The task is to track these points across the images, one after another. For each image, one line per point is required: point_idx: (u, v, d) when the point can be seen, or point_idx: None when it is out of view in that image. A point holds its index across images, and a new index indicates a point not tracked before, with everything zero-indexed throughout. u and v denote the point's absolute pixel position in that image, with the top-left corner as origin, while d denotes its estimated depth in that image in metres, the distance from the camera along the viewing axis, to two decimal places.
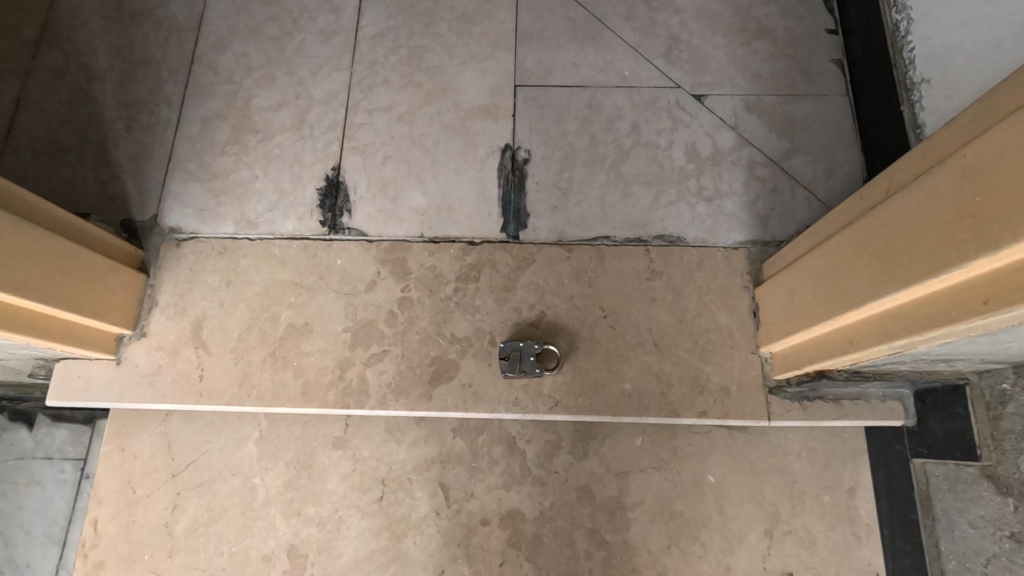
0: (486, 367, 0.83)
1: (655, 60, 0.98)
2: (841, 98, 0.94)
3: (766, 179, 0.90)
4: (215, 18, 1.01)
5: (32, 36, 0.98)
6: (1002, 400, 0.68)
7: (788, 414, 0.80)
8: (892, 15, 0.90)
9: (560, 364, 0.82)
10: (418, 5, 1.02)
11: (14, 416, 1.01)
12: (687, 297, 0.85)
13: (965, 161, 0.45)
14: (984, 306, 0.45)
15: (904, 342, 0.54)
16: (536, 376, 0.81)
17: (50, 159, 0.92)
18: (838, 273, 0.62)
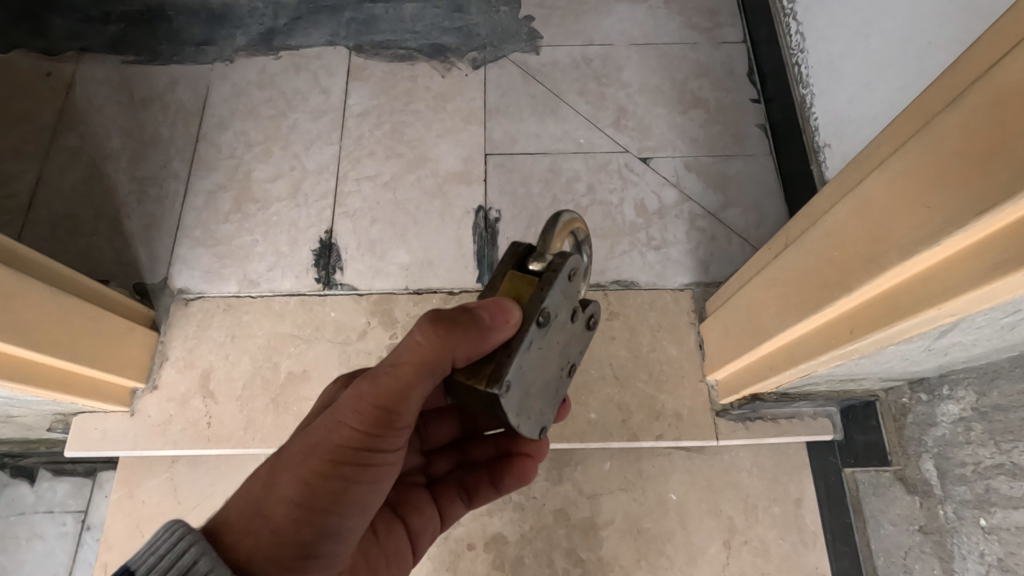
0: (553, 345, 0.52)
1: (606, 128, 1.13)
2: (766, 159, 1.10)
3: (705, 229, 1.05)
4: (217, 101, 1.15)
5: (51, 121, 1.13)
6: (904, 412, 0.82)
7: (734, 433, 0.91)
8: (800, 90, 1.05)
9: (562, 217, 0.53)
10: (398, 86, 1.16)
11: (16, 472, 1.08)
12: (641, 334, 0.97)
13: (827, 223, 0.58)
14: (852, 335, 0.57)
15: (806, 365, 0.66)
16: (527, 254, 0.53)
17: (68, 230, 1.04)
18: (757, 310, 0.74)
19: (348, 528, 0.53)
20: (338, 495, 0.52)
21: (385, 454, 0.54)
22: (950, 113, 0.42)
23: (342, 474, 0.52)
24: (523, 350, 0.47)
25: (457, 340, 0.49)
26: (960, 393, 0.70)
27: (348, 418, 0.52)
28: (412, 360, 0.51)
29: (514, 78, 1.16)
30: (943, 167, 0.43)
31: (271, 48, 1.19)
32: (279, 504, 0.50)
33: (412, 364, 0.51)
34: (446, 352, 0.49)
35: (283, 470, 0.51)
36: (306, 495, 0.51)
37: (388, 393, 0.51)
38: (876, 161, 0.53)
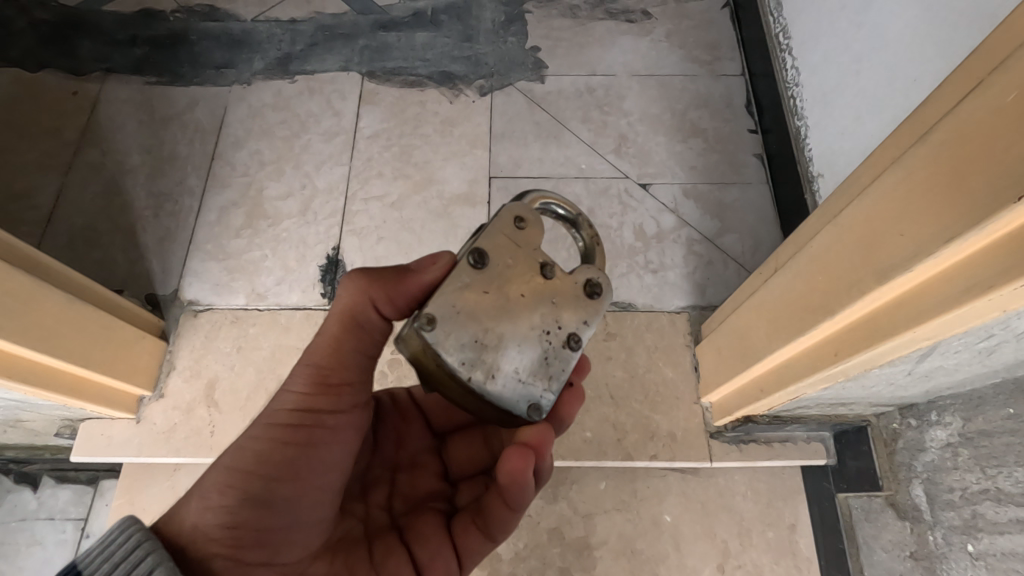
0: (515, 299, 0.52)
1: (607, 155, 1.16)
2: (762, 188, 1.13)
3: (702, 253, 1.07)
4: (233, 121, 1.20)
5: (75, 137, 1.18)
6: (894, 437, 0.83)
7: (727, 455, 0.93)
8: (795, 122, 1.09)
9: (528, 193, 0.56)
10: (407, 110, 1.20)
11: (19, 478, 1.08)
12: (638, 355, 0.99)
13: (812, 250, 0.60)
14: (838, 356, 0.59)
15: (794, 388, 0.68)
16: None
17: (85, 242, 1.08)
18: (748, 333, 0.76)
19: (283, 497, 0.54)
20: (273, 456, 0.55)
21: (323, 416, 0.56)
22: (922, 146, 0.45)
23: (278, 436, 0.55)
24: (443, 286, 0.52)
25: (376, 282, 0.55)
26: (947, 418, 0.71)
27: (288, 384, 0.57)
28: (338, 318, 0.57)
29: (519, 105, 1.20)
30: (915, 196, 0.45)
31: (287, 72, 1.25)
32: (215, 468, 0.55)
33: (338, 322, 0.57)
34: (363, 296, 0.56)
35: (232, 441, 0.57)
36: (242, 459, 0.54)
37: (319, 351, 0.57)
38: (857, 190, 0.55)
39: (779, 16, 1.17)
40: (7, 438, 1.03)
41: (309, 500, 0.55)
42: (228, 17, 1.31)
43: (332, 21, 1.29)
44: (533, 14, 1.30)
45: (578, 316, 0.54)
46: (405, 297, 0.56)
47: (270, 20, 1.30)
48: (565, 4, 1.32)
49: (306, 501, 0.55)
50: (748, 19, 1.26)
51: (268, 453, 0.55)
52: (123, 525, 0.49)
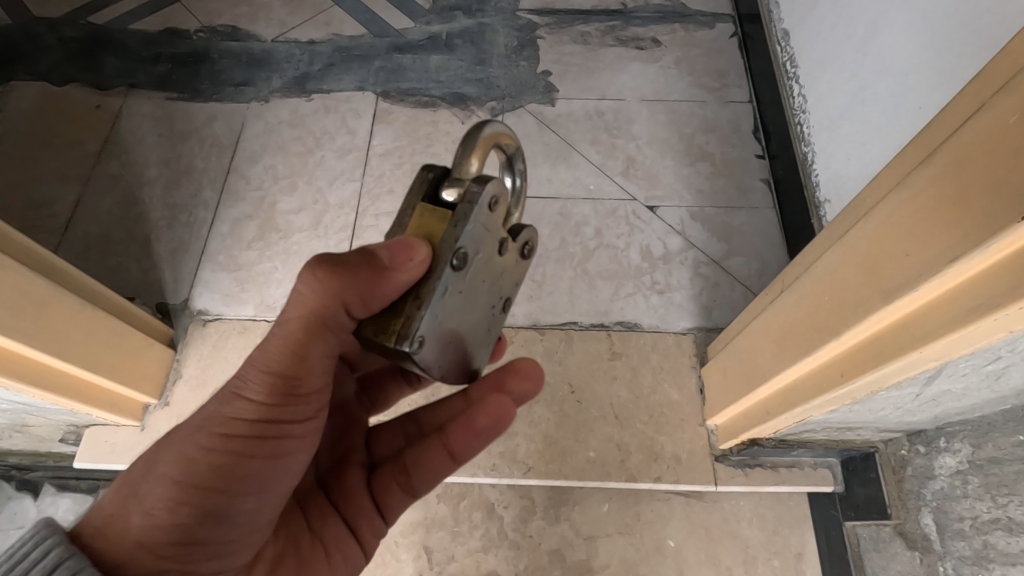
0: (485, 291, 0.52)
1: (616, 177, 1.18)
2: (769, 212, 1.14)
3: (709, 276, 1.08)
4: (249, 137, 1.23)
5: (95, 149, 1.21)
6: (903, 464, 0.82)
7: (732, 479, 0.91)
8: (801, 147, 1.10)
9: (484, 130, 0.48)
10: (420, 129, 1.23)
11: (21, 485, 1.06)
12: (643, 376, 0.98)
13: (818, 271, 0.61)
14: (842, 379, 0.59)
15: (800, 410, 0.68)
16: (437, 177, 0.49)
17: (100, 250, 1.10)
18: (754, 355, 0.76)
19: (241, 509, 0.51)
20: (226, 471, 0.50)
21: (290, 425, 0.52)
22: (924, 169, 0.46)
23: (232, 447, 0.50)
24: (435, 292, 0.46)
25: (348, 281, 0.47)
26: (956, 445, 0.70)
27: (243, 389, 0.51)
28: (299, 315, 0.49)
29: (530, 127, 1.23)
30: (920, 216, 0.46)
31: (304, 90, 1.28)
32: (157, 482, 0.49)
33: (300, 320, 0.49)
34: (333, 299, 0.48)
35: (166, 446, 0.51)
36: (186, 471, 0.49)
37: (280, 355, 0.50)
38: (862, 212, 0.56)
39: (786, 46, 1.19)
40: (11, 443, 1.03)
41: (269, 507, 0.53)
42: (249, 37, 1.35)
43: (349, 42, 1.33)
44: (545, 39, 1.33)
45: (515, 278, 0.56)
46: (379, 300, 0.47)
47: (289, 41, 1.34)
48: (576, 30, 1.35)
49: (265, 508, 0.53)
50: (756, 48, 1.29)
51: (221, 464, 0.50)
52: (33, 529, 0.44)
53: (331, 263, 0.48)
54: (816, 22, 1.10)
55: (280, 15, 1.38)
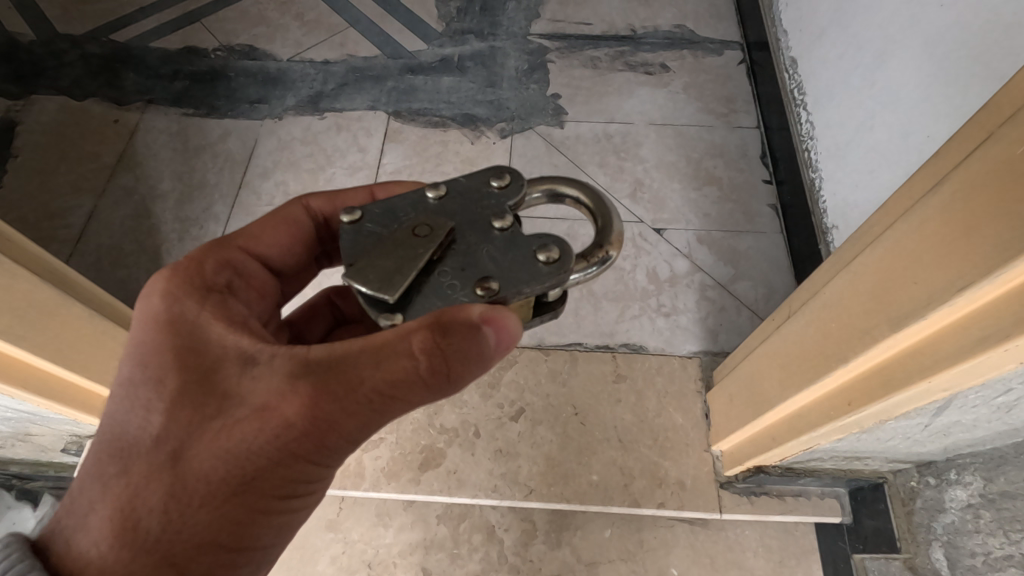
0: None
1: (623, 199, 1.18)
2: (776, 237, 1.14)
3: (715, 299, 1.07)
4: (262, 153, 1.25)
5: (111, 162, 1.23)
6: (912, 496, 0.80)
7: (738, 507, 0.90)
8: (809, 173, 1.11)
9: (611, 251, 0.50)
10: (430, 149, 1.24)
11: (21, 495, 1.05)
12: (648, 400, 0.97)
13: (827, 297, 0.60)
14: (848, 407, 0.58)
15: (806, 437, 0.67)
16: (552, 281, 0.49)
17: (111, 262, 1.12)
18: (760, 380, 0.75)
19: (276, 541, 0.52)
20: (276, 519, 0.49)
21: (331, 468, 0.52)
22: (932, 198, 0.46)
23: (285, 500, 0.48)
24: None
25: (460, 372, 0.45)
26: (967, 478, 0.69)
27: (304, 454, 0.46)
28: (397, 390, 0.44)
29: (539, 148, 1.24)
30: (928, 246, 0.45)
31: (317, 109, 1.30)
32: (201, 541, 0.45)
33: (395, 394, 0.45)
34: (442, 390, 0.46)
35: (209, 504, 0.45)
36: (239, 528, 0.46)
37: (359, 426, 0.46)
38: (869, 239, 0.56)
39: (794, 73, 1.20)
40: (12, 453, 1.01)
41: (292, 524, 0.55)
42: (266, 56, 1.38)
43: (363, 63, 1.36)
44: (555, 63, 1.35)
45: (463, 220, 0.50)
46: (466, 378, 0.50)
47: (305, 60, 1.37)
48: (586, 55, 1.37)
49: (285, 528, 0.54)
50: (763, 75, 1.30)
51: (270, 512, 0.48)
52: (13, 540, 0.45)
53: (445, 351, 0.44)
54: (823, 51, 1.11)
55: (297, 36, 1.41)
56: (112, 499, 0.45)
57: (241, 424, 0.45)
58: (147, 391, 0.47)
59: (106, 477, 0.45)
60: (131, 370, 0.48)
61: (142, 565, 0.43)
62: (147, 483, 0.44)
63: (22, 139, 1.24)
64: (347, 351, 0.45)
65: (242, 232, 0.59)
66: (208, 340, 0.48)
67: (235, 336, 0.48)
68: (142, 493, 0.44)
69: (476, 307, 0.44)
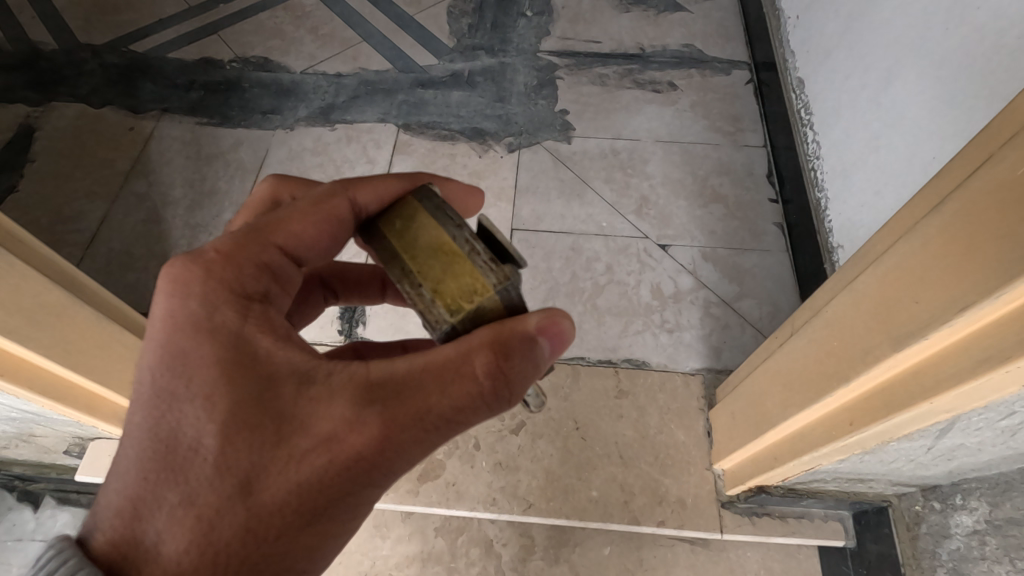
0: None
1: (628, 215, 1.19)
2: (782, 256, 1.14)
3: (719, 316, 1.07)
4: (273, 163, 1.27)
5: (125, 168, 1.25)
6: (917, 520, 0.78)
7: (740, 528, 0.89)
8: (815, 193, 1.11)
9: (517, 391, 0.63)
10: (438, 161, 1.26)
11: (23, 496, 1.05)
12: (650, 416, 0.97)
13: (830, 315, 0.59)
14: (850, 427, 0.58)
15: (808, 457, 0.66)
16: None
17: (121, 266, 1.13)
18: (762, 398, 0.75)
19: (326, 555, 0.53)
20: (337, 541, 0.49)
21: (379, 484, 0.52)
22: (933, 219, 0.45)
23: (347, 524, 0.48)
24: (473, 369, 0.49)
25: (517, 390, 0.46)
26: (973, 503, 0.67)
27: (371, 480, 0.46)
28: (461, 411, 0.45)
29: (545, 163, 1.25)
30: (931, 267, 0.45)
31: (328, 120, 1.32)
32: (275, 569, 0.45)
33: (458, 415, 0.45)
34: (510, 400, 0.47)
35: (281, 531, 0.44)
36: (306, 554, 0.46)
37: (423, 449, 0.46)
38: (871, 258, 0.56)
39: (802, 93, 1.21)
40: (16, 454, 1.02)
41: None
42: (280, 68, 1.40)
43: (374, 76, 1.38)
44: (564, 80, 1.37)
45: None
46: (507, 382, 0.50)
47: (318, 73, 1.39)
48: (595, 72, 1.39)
49: None
50: (771, 95, 1.31)
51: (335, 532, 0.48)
52: (49, 547, 0.43)
53: (507, 373, 0.44)
54: (831, 72, 1.12)
55: (311, 49, 1.44)
56: (184, 530, 0.43)
57: (308, 451, 0.44)
58: (199, 411, 0.45)
59: (168, 508, 0.44)
60: (176, 384, 0.46)
61: None
62: (219, 514, 0.43)
63: (40, 145, 1.27)
64: (409, 373, 0.45)
65: (274, 221, 0.53)
66: (257, 357, 0.46)
67: (286, 352, 0.47)
68: (211, 522, 0.43)
69: (534, 318, 0.44)
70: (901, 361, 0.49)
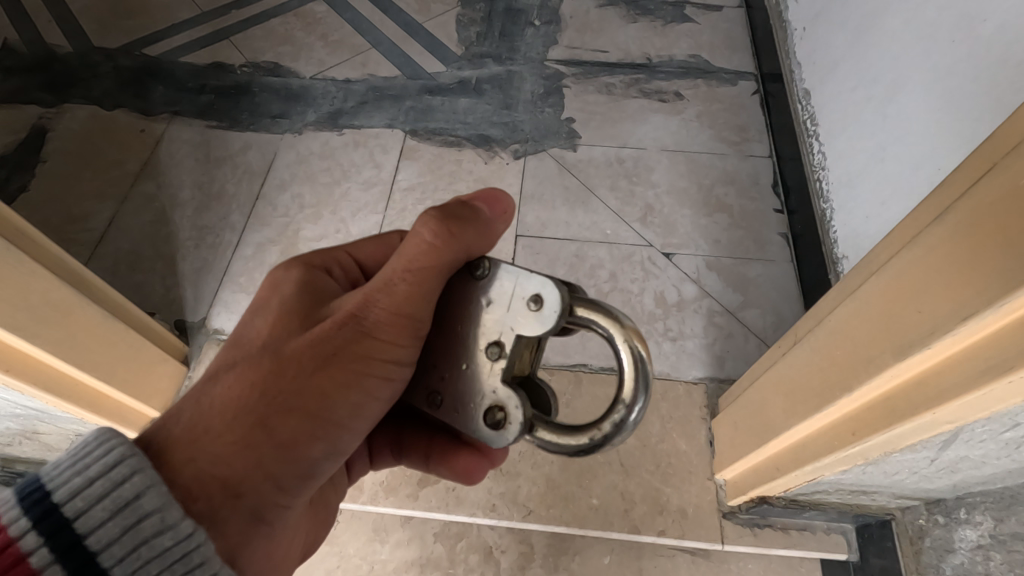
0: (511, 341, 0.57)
1: (633, 223, 1.19)
2: (786, 266, 1.14)
3: (723, 326, 1.07)
4: (281, 166, 1.28)
5: (135, 169, 1.27)
6: (921, 535, 0.77)
7: (740, 539, 0.88)
8: (820, 204, 1.10)
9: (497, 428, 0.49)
10: (444, 167, 1.26)
11: None
12: (651, 424, 0.96)
13: (832, 324, 0.59)
14: (853, 437, 0.58)
15: (810, 467, 0.66)
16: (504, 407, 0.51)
17: (128, 266, 1.14)
18: (765, 408, 0.74)
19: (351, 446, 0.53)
20: (357, 409, 0.51)
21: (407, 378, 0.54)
22: (937, 226, 0.45)
23: (363, 391, 0.51)
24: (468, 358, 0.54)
25: (466, 239, 0.49)
26: (977, 517, 0.67)
27: (380, 334, 0.49)
28: (428, 262, 0.48)
29: (551, 170, 1.25)
30: (934, 274, 0.45)
31: (336, 125, 1.33)
32: (289, 415, 0.48)
33: (430, 267, 0.49)
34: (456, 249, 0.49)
35: (296, 376, 0.48)
36: (322, 407, 0.49)
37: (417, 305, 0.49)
38: (874, 267, 0.56)
39: (807, 104, 1.21)
40: (17, 451, 1.01)
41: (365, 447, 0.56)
42: (290, 73, 1.42)
43: (383, 82, 1.39)
44: (570, 88, 1.38)
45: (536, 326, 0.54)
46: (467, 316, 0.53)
47: (327, 78, 1.41)
48: (601, 81, 1.39)
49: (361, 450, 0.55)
50: (777, 106, 1.31)
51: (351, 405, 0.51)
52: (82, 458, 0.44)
53: (447, 217, 0.49)
54: (837, 83, 1.12)
55: (321, 55, 1.46)
56: (220, 386, 0.48)
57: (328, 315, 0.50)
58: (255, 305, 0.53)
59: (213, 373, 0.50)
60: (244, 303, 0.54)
61: (242, 428, 0.47)
62: (250, 366, 0.49)
63: (52, 146, 1.29)
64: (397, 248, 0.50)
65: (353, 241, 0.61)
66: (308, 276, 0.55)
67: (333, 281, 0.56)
68: (239, 376, 0.48)
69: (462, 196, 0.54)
70: (903, 370, 0.49)
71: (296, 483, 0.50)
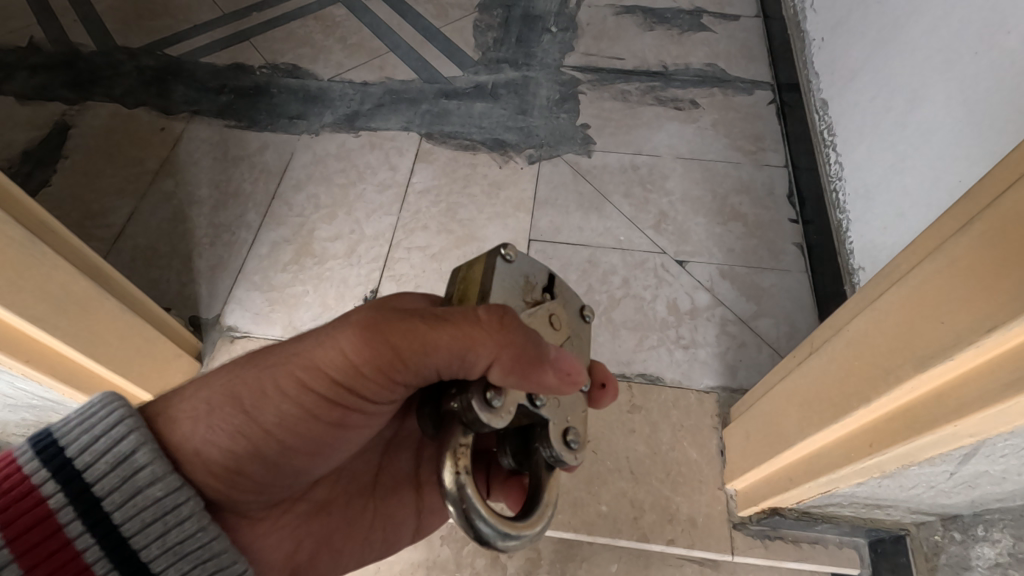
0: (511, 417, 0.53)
1: (646, 230, 1.19)
2: (801, 276, 1.13)
3: (736, 334, 1.06)
4: (297, 166, 1.29)
5: (154, 167, 1.29)
6: (936, 551, 0.76)
7: (750, 550, 0.87)
8: (836, 215, 1.10)
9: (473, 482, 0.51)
10: (459, 170, 1.27)
11: None
12: (662, 432, 0.96)
13: (851, 334, 0.59)
14: (870, 449, 0.57)
15: (825, 478, 0.65)
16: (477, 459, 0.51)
17: (145, 262, 1.16)
18: (779, 418, 0.74)
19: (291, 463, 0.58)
20: (290, 425, 0.55)
21: (357, 410, 0.57)
22: (961, 239, 0.45)
23: (299, 407, 0.55)
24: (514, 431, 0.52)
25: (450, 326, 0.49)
26: (995, 535, 0.65)
27: (322, 361, 0.53)
28: (397, 322, 0.51)
29: (565, 175, 1.26)
30: (958, 288, 0.45)
31: (353, 127, 1.34)
32: (229, 412, 0.54)
33: (396, 325, 0.51)
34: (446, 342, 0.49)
35: (247, 385, 0.54)
36: (254, 409, 0.54)
37: (366, 347, 0.51)
38: (897, 278, 0.55)
39: (825, 115, 1.21)
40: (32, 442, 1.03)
41: (315, 466, 0.60)
42: (309, 75, 1.43)
43: (400, 86, 1.40)
44: (586, 94, 1.38)
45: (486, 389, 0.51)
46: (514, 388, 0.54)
47: (344, 81, 1.42)
48: (617, 88, 1.40)
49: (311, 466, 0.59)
50: (794, 116, 1.31)
51: (289, 433, 0.56)
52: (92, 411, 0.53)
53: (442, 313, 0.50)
54: (856, 94, 1.11)
55: (339, 58, 1.47)
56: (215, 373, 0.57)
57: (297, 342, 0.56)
58: None
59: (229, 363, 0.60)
60: None
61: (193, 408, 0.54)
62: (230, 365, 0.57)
63: (74, 142, 1.31)
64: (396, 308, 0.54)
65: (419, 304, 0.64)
66: None
67: None
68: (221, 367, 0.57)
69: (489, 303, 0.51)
70: (924, 382, 0.49)
71: (226, 478, 0.55)
